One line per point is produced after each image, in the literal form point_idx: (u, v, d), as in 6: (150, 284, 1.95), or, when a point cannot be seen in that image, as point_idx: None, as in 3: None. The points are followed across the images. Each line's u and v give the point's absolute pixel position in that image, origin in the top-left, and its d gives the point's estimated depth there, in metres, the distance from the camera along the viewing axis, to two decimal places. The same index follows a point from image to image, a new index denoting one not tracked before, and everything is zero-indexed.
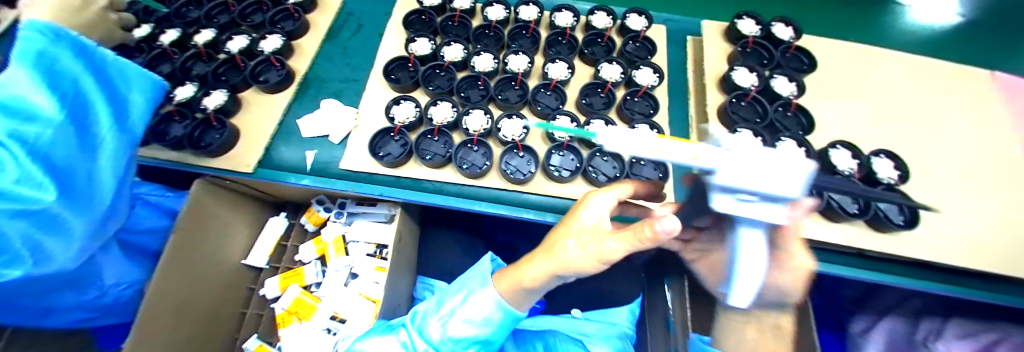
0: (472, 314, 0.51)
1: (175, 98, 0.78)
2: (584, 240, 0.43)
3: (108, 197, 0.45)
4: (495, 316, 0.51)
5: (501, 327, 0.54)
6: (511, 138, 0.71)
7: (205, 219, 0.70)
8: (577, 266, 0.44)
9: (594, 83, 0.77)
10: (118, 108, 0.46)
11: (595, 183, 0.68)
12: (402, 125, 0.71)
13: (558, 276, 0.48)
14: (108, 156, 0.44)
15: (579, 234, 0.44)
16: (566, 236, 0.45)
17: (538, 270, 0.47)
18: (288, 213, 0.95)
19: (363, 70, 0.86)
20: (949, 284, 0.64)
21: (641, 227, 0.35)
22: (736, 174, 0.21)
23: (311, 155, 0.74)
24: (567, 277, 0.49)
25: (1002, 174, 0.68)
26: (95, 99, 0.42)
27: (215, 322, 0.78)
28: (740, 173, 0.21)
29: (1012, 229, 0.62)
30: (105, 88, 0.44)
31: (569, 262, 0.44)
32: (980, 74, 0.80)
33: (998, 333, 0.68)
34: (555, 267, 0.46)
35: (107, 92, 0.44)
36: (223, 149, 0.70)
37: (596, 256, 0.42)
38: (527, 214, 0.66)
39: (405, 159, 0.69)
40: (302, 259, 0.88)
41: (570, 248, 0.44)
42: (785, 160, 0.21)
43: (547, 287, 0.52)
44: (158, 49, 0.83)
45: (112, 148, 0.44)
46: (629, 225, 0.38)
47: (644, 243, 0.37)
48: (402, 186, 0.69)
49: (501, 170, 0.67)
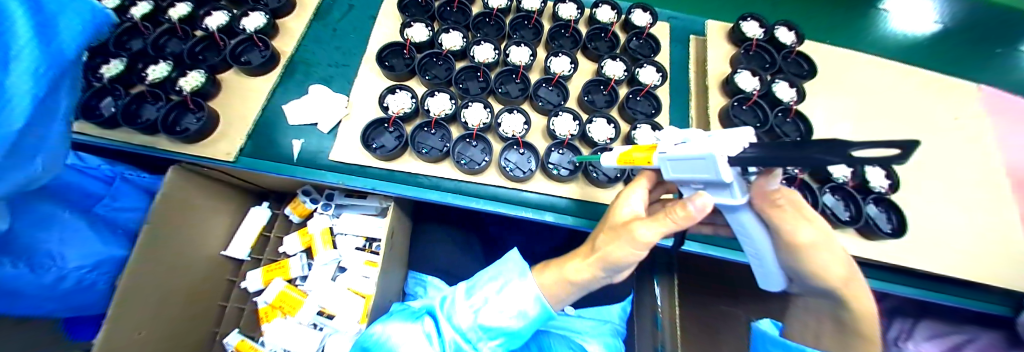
0: (506, 305, 0.53)
1: (148, 78, 0.72)
2: (621, 232, 0.45)
3: (23, 115, 0.41)
4: (530, 309, 0.53)
5: (535, 321, 0.56)
6: (512, 134, 0.68)
7: (187, 208, 0.66)
8: (617, 259, 0.46)
9: (596, 80, 0.75)
10: (45, 34, 0.46)
11: (595, 183, 0.67)
12: (397, 116, 0.67)
13: (603, 272, 0.51)
14: (21, 74, 0.42)
15: (615, 228, 0.47)
16: (605, 230, 0.48)
17: (583, 266, 0.51)
18: (270, 203, 0.90)
19: (354, 54, 0.81)
20: (927, 288, 0.67)
21: (674, 208, 0.39)
22: (675, 170, 0.41)
23: (299, 144, 0.69)
24: (613, 274, 0.52)
25: (988, 187, 0.71)
26: (14, 10, 0.42)
27: (194, 311, 0.74)
28: (675, 169, 0.41)
29: (986, 240, 0.66)
30: (30, 10, 0.44)
31: (609, 255, 0.47)
32: (969, 87, 0.83)
33: (968, 335, 0.80)
34: (595, 260, 0.49)
35: (33, 14, 0.44)
36: (201, 136, 0.64)
37: (634, 244, 0.44)
38: (525, 213, 0.66)
39: (401, 152, 0.65)
40: (286, 251, 0.84)
41: (608, 240, 0.47)
42: (692, 157, 0.36)
43: (590, 287, 0.56)
44: (128, 22, 0.76)
45: (28, 66, 0.42)
46: (659, 211, 0.42)
47: (679, 226, 0.40)
48: (396, 180, 0.66)
49: (501, 167, 0.65)
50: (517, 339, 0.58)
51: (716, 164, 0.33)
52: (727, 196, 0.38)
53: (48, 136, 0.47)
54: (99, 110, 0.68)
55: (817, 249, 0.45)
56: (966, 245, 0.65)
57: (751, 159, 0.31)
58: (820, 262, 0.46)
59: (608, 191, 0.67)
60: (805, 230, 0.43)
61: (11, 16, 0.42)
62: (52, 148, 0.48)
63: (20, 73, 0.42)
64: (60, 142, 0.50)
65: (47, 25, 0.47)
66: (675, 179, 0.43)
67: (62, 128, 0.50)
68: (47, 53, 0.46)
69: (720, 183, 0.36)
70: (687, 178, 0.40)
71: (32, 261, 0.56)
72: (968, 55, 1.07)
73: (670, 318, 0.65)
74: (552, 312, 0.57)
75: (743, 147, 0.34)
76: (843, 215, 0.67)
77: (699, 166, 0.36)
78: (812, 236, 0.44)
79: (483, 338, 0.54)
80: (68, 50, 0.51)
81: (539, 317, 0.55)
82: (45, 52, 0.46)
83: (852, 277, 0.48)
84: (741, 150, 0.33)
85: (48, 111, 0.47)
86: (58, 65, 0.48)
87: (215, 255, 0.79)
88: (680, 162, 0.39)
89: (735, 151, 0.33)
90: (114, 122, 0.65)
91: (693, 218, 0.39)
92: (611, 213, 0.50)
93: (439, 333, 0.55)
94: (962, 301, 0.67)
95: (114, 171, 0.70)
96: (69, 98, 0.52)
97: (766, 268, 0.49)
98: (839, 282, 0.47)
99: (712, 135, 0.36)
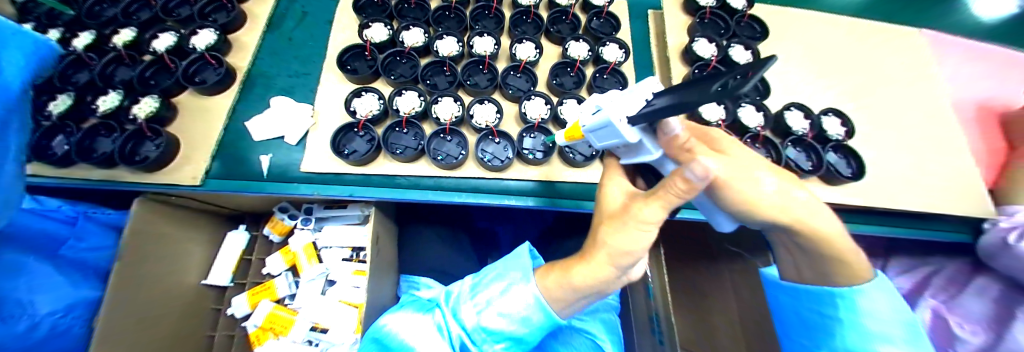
0: (510, 307, 0.50)
1: (99, 109, 0.68)
2: (625, 219, 0.37)
3: None
4: (533, 315, 0.50)
5: (539, 328, 0.52)
6: (485, 125, 0.68)
7: (155, 241, 0.63)
8: (629, 249, 0.39)
9: (563, 62, 0.76)
10: None
11: (571, 163, 0.68)
12: (366, 119, 0.66)
13: (618, 269, 0.43)
14: None
15: (615, 216, 0.40)
16: (606, 222, 0.41)
17: (595, 268, 0.43)
18: (247, 226, 0.87)
19: (314, 62, 0.79)
20: (893, 225, 0.70)
21: (666, 184, 0.31)
22: (595, 137, 0.42)
23: (267, 159, 0.67)
24: (627, 268, 0.44)
25: (937, 125, 0.76)
26: None
27: (180, 346, 0.71)
28: (595, 136, 0.42)
29: (940, 172, 0.71)
30: None
31: (620, 248, 0.39)
32: (908, 31, 0.88)
33: (934, 266, 0.88)
34: (604, 257, 0.41)
35: None
36: (163, 162, 0.62)
37: (643, 227, 0.37)
38: (508, 201, 0.66)
39: (374, 155, 0.64)
40: (270, 272, 0.82)
41: (611, 231, 0.39)
42: (599, 122, 0.37)
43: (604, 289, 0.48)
44: (70, 54, 0.71)
45: None
46: (656, 189, 0.33)
47: (684, 199, 0.31)
48: (374, 183, 0.65)
49: (478, 159, 0.65)
50: (524, 345, 0.55)
51: (617, 127, 0.35)
52: (648, 156, 0.38)
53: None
54: (51, 149, 0.65)
55: (752, 190, 0.37)
56: (922, 181, 0.69)
57: (663, 112, 0.28)
58: (760, 205, 0.38)
59: (585, 171, 0.69)
60: (724, 169, 0.38)
61: None
62: (4, 191, 0.46)
63: None
64: (14, 184, 0.47)
65: None
66: (604, 146, 0.44)
67: (14, 169, 0.47)
68: None
69: (634, 144, 0.38)
70: (609, 144, 0.42)
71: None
72: (913, 4, 1.12)
73: (659, 285, 0.67)
74: (559, 320, 0.53)
75: (642, 104, 0.35)
76: (806, 166, 0.69)
77: (606, 131, 0.37)
78: (736, 176, 0.38)
79: (488, 340, 0.52)
80: (6, 86, 0.47)
81: (544, 325, 0.52)
82: None
83: (817, 205, 0.40)
84: (639, 107, 0.35)
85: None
86: None
87: (195, 284, 0.76)
88: (594, 129, 0.40)
89: (630, 111, 0.35)
90: (69, 161, 0.61)
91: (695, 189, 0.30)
92: (604, 199, 0.45)
93: (448, 327, 0.54)
94: (928, 232, 0.71)
95: (76, 210, 0.65)
96: (19, 135, 0.49)
97: (721, 217, 0.45)
98: (785, 218, 0.39)
99: (618, 97, 0.37)
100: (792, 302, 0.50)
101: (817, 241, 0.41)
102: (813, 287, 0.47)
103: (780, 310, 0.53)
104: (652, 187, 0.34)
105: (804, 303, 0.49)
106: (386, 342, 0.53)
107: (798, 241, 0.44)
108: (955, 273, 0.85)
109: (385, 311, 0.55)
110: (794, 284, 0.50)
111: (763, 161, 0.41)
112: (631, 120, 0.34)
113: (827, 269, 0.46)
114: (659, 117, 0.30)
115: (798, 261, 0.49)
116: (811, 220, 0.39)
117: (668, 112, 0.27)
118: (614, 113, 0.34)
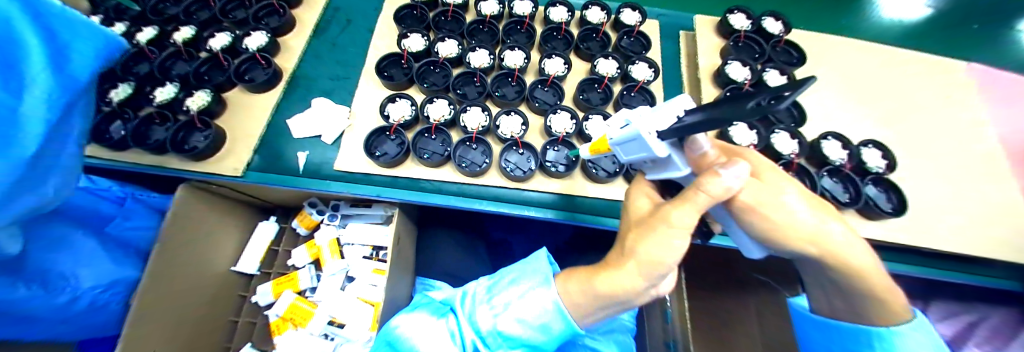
0: (528, 311, 0.50)
1: (156, 99, 0.75)
2: (655, 224, 0.37)
3: (39, 132, 0.42)
4: (554, 324, 0.50)
5: (558, 337, 0.52)
6: (511, 135, 0.70)
7: (195, 226, 0.68)
8: (661, 261, 0.38)
9: (591, 78, 0.77)
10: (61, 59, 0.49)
11: (594, 179, 0.68)
12: (399, 124, 0.69)
13: (650, 282, 0.41)
14: (41, 90, 0.43)
15: (643, 223, 0.40)
16: (634, 231, 0.41)
17: (625, 279, 0.41)
18: (277, 217, 0.92)
19: (353, 67, 0.83)
20: (937, 266, 0.66)
21: (693, 190, 0.33)
22: (622, 151, 0.43)
23: (303, 156, 0.70)
24: (657, 283, 0.43)
25: (988, 164, 0.72)
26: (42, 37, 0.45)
27: (205, 329, 0.74)
28: (622, 151, 0.43)
29: (991, 214, 0.67)
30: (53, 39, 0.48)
31: (651, 260, 0.38)
32: (957, 65, 0.84)
33: (979, 315, 0.81)
34: (636, 268, 0.40)
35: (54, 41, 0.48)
36: (208, 152, 0.67)
37: (679, 236, 0.36)
38: (528, 211, 0.67)
39: (403, 159, 0.67)
40: (295, 263, 0.85)
41: (639, 238, 0.39)
42: (627, 135, 0.38)
43: (623, 306, 0.47)
44: (134, 47, 0.78)
45: (49, 85, 0.44)
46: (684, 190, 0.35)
47: (715, 199, 0.33)
48: (401, 186, 0.68)
49: (502, 168, 0.67)
50: None
51: (645, 141, 0.36)
52: (676, 172, 0.38)
53: (59, 158, 0.48)
54: (108, 133, 0.70)
55: (776, 212, 0.37)
56: (969, 222, 0.65)
57: (696, 126, 0.29)
58: (784, 229, 0.37)
59: (608, 186, 0.69)
60: (749, 188, 0.37)
61: (32, 39, 0.43)
62: (65, 171, 0.50)
63: (35, 98, 0.42)
64: (74, 164, 0.52)
65: (65, 52, 0.50)
66: (630, 161, 0.44)
67: (75, 152, 0.52)
68: (62, 79, 0.48)
69: (662, 159, 0.38)
70: (634, 159, 0.42)
71: (44, 281, 0.55)
72: (964, 37, 1.07)
73: (678, 309, 0.66)
74: (578, 330, 0.51)
75: (672, 121, 0.36)
76: (842, 197, 0.67)
77: (634, 145, 0.38)
78: (761, 196, 0.37)
79: (503, 346, 0.52)
80: (81, 78, 0.53)
81: (564, 333, 0.51)
82: (62, 78, 0.48)
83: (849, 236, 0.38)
84: (669, 123, 0.36)
85: (56, 129, 0.48)
86: (72, 89, 0.50)
87: (224, 270, 0.80)
88: (621, 143, 0.41)
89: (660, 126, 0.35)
90: (124, 145, 0.67)
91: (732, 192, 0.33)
92: (632, 209, 0.45)
93: (462, 333, 0.55)
94: (975, 277, 0.66)
95: (124, 191, 0.72)
96: (83, 123, 0.54)
97: (748, 245, 0.44)
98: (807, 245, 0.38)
99: (649, 112, 0.38)
100: (824, 337, 0.48)
101: (846, 271, 0.39)
102: (849, 325, 0.44)
103: (810, 342, 0.52)
104: (675, 196, 0.36)
105: (840, 342, 0.46)
106: (398, 345, 0.53)
107: (824, 271, 0.42)
108: (1001, 323, 0.79)
109: (398, 313, 0.56)
110: (826, 320, 0.48)
111: (794, 184, 0.39)
112: (659, 135, 0.35)
113: (863, 309, 0.43)
114: (690, 132, 0.31)
115: (828, 296, 0.47)
116: (841, 249, 0.37)
117: (701, 126, 0.28)
118: (643, 126, 0.35)
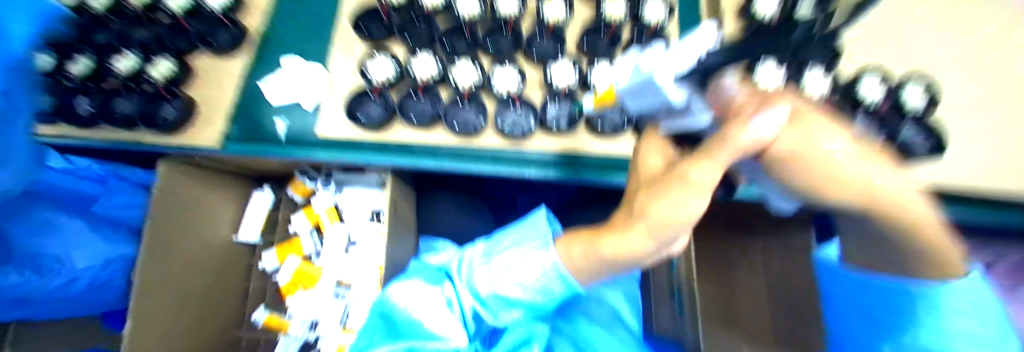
0: (525, 275, 0.48)
1: (116, 70, 0.63)
2: (665, 183, 0.33)
3: None
4: (554, 286, 0.48)
5: (560, 297, 0.51)
6: (506, 91, 0.63)
7: (184, 202, 0.65)
8: (673, 221, 0.34)
9: (592, 27, 0.67)
10: None
11: (595, 132, 0.62)
12: (381, 85, 0.61)
13: (659, 244, 0.37)
14: None
15: (652, 183, 0.36)
16: (641, 191, 0.37)
17: (633, 243, 0.38)
18: (272, 187, 0.87)
19: (328, 21, 0.74)
20: (968, 212, 0.62)
21: (721, 140, 0.27)
22: (634, 101, 0.36)
23: (282, 123, 0.65)
24: (669, 244, 0.38)
25: None
26: None
27: (216, 300, 0.75)
28: (633, 100, 0.36)
29: None
30: None
31: (660, 223, 0.34)
32: None
33: None
34: (642, 231, 0.36)
35: None
36: (180, 123, 0.61)
37: (699, 196, 0.31)
38: (527, 171, 0.64)
39: (389, 121, 0.62)
40: (296, 230, 0.84)
41: (648, 199, 0.35)
42: (638, 80, 0.31)
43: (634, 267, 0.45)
44: (86, 15, 0.68)
45: None
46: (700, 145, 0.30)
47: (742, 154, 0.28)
48: (389, 150, 0.64)
49: (497, 127, 0.61)
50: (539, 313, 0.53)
51: (661, 85, 0.29)
52: (695, 120, 0.33)
53: None
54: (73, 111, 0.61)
55: (820, 161, 0.32)
56: None
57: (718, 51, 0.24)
58: (828, 176, 0.33)
59: (613, 142, 0.63)
60: (790, 138, 0.31)
61: None
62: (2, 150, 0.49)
63: None
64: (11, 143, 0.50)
65: None
66: (643, 110, 0.38)
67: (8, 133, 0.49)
68: None
69: (682, 106, 0.32)
70: (647, 108, 0.36)
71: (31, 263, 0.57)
72: None
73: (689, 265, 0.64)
74: (581, 289, 0.49)
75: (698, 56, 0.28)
76: None
77: (648, 92, 0.32)
78: (803, 144, 0.31)
79: (503, 308, 0.51)
80: None
81: (565, 294, 0.50)
82: None
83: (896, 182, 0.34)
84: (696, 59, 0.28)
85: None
86: None
87: (226, 243, 0.80)
88: (632, 91, 0.34)
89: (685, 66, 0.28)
90: (90, 122, 0.61)
91: (762, 143, 0.28)
92: (641, 165, 0.40)
93: (459, 299, 0.53)
94: None
95: (104, 169, 0.68)
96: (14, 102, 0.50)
97: (779, 192, 0.40)
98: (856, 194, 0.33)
99: (666, 49, 0.30)
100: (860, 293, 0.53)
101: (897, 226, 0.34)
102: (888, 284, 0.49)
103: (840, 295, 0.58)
104: (696, 149, 0.30)
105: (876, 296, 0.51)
106: (394, 316, 0.51)
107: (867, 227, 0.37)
108: None
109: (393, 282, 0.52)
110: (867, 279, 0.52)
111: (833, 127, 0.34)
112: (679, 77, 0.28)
113: (908, 259, 0.41)
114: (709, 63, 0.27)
115: (868, 244, 0.44)
116: (891, 193, 0.33)
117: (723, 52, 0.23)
118: (659, 69, 0.28)
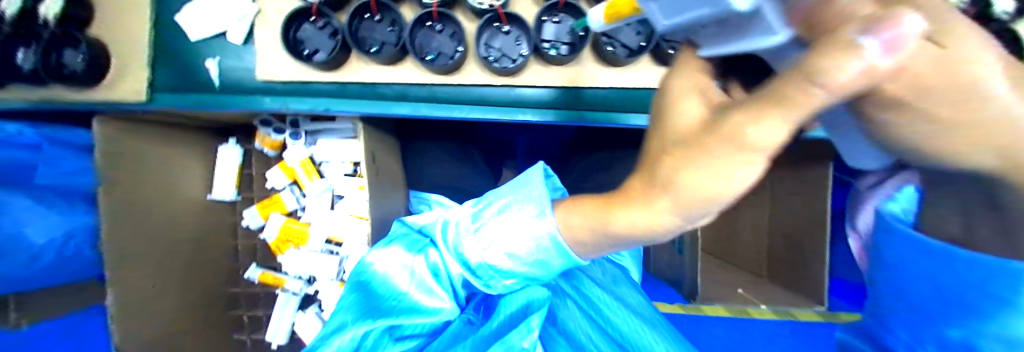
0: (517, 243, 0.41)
1: None
2: (699, 142, 0.22)
3: None
4: (553, 260, 0.42)
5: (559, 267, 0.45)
6: (487, 4, 0.47)
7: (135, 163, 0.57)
8: (709, 194, 0.24)
9: None
10: None
11: (611, 61, 0.49)
12: (320, 2, 0.47)
13: (684, 219, 0.28)
14: None
15: (681, 139, 0.25)
16: (664, 153, 0.26)
17: (646, 216, 0.29)
18: (238, 139, 0.79)
19: None
20: None
21: (800, 79, 0.15)
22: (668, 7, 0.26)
23: (216, 64, 0.54)
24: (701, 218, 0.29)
25: None
26: None
27: (206, 259, 0.73)
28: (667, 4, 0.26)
29: None
30: None
31: (692, 197, 0.25)
32: None
33: None
34: (669, 205, 0.27)
35: None
36: (95, 75, 0.50)
37: (745, 160, 0.21)
38: (522, 116, 0.52)
39: (344, 57, 0.49)
40: (274, 186, 0.78)
41: (675, 165, 0.25)
42: None
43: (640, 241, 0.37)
44: None
45: None
46: (762, 88, 0.18)
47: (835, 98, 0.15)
48: (351, 94, 0.52)
49: (481, 59, 0.48)
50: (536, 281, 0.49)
51: None
52: (755, 37, 0.21)
53: None
54: None
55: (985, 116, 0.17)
56: None
57: None
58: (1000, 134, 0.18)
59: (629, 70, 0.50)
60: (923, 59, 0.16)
61: None
62: None
63: None
64: None
65: None
66: (677, 25, 0.27)
67: None
68: None
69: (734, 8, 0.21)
70: (686, 22, 0.26)
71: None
72: None
73: None
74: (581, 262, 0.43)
75: None
76: None
77: None
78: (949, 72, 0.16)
79: (496, 277, 0.46)
80: None
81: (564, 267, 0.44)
82: None
83: None
84: None
85: None
86: None
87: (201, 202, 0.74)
88: None
89: None
90: None
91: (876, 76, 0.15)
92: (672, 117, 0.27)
93: (445, 267, 0.48)
94: None
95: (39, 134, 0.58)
96: None
97: (857, 147, 0.27)
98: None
99: None
100: None
101: None
102: None
103: None
104: (758, 92, 0.18)
105: None
106: (375, 286, 0.49)
107: None
108: None
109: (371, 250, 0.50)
110: None
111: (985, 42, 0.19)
112: None
113: None
114: None
115: None
116: None
117: None
118: None
